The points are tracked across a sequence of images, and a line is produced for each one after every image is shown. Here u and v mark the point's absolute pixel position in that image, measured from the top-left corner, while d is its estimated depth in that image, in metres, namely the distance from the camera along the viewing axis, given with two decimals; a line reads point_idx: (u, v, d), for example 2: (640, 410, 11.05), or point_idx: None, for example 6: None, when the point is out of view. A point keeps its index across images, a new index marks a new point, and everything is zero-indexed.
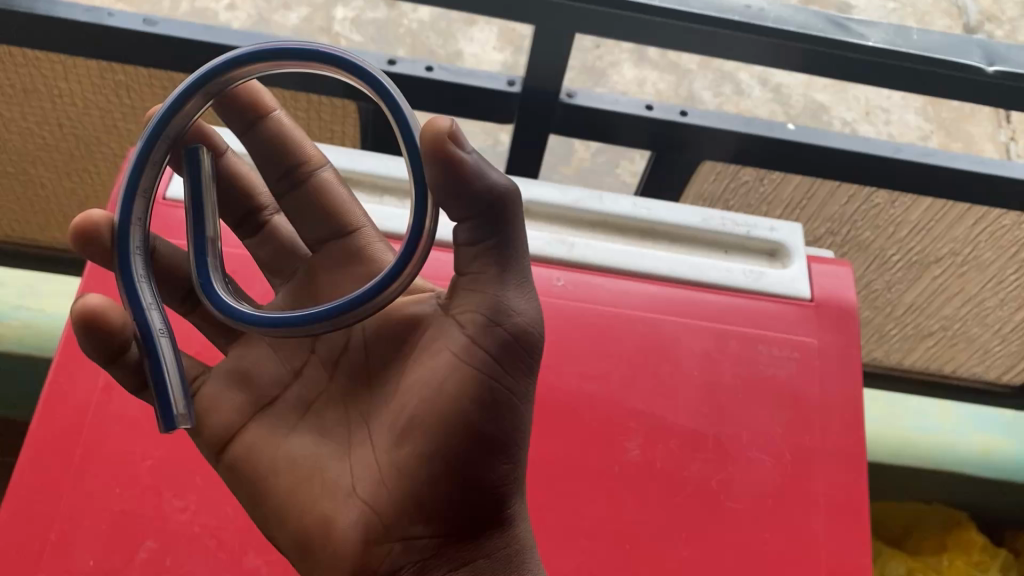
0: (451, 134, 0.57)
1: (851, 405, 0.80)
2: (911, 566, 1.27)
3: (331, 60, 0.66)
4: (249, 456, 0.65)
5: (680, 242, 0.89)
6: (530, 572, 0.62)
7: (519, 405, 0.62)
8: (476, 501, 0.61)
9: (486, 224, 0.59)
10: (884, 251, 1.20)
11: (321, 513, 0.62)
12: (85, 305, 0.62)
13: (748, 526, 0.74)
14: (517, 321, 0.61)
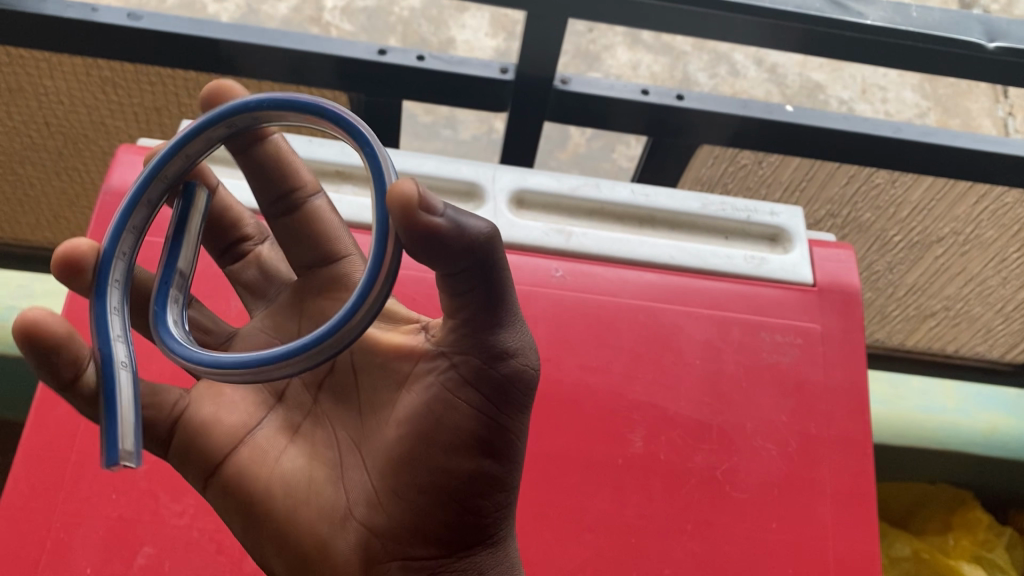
0: (419, 200, 0.47)
1: (856, 390, 0.79)
2: (917, 547, 1.26)
3: (332, 117, 0.57)
4: (241, 478, 0.60)
5: (679, 228, 0.88)
6: None
7: (515, 437, 0.58)
8: (471, 529, 0.58)
9: (470, 278, 0.52)
10: (885, 232, 1.18)
11: (318, 537, 0.59)
12: (30, 317, 0.53)
13: (755, 516, 0.73)
14: (513, 363, 0.56)
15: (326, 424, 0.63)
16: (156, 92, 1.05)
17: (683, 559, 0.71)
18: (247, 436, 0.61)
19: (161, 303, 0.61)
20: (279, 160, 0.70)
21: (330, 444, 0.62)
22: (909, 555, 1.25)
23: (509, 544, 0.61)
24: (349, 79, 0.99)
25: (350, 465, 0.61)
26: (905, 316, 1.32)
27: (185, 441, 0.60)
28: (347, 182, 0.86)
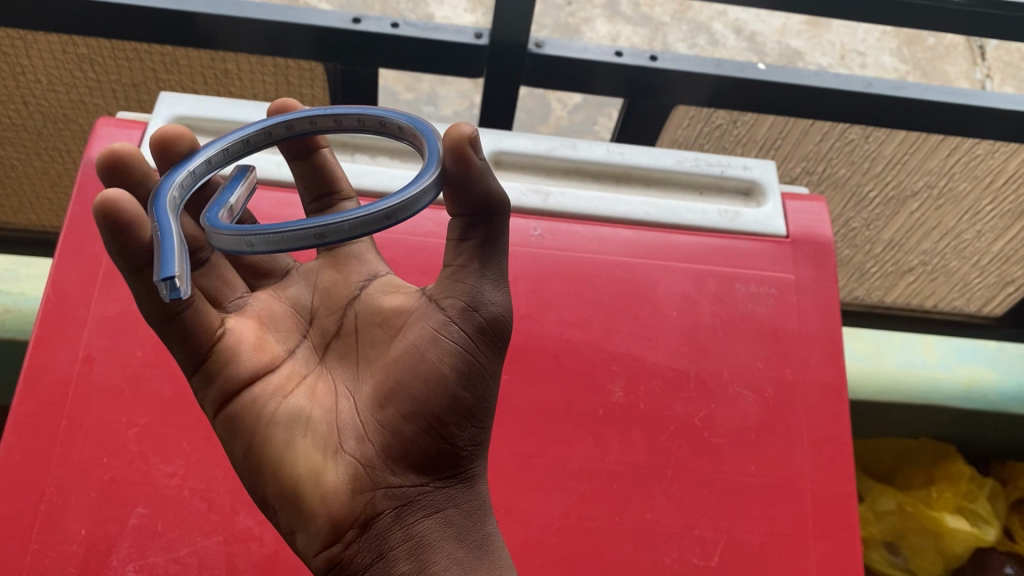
0: (472, 140, 0.56)
1: (830, 337, 0.81)
2: (901, 500, 1.27)
3: (411, 126, 0.64)
4: (253, 406, 0.60)
5: (655, 185, 0.89)
6: (490, 531, 0.62)
7: (490, 379, 0.61)
8: (445, 463, 0.60)
9: (479, 224, 0.59)
10: (860, 188, 1.20)
11: (310, 463, 0.59)
12: (106, 198, 0.57)
13: (733, 460, 0.75)
14: (493, 311, 0.60)
15: (329, 377, 0.65)
16: (134, 68, 1.06)
17: (665, 504, 0.73)
18: (260, 375, 0.62)
19: (211, 212, 0.61)
20: (323, 167, 0.71)
21: (330, 391, 0.64)
22: (894, 509, 1.26)
23: (479, 486, 0.63)
24: (327, 50, 1.00)
25: (346, 407, 0.63)
26: (883, 273, 1.34)
27: (213, 368, 0.60)
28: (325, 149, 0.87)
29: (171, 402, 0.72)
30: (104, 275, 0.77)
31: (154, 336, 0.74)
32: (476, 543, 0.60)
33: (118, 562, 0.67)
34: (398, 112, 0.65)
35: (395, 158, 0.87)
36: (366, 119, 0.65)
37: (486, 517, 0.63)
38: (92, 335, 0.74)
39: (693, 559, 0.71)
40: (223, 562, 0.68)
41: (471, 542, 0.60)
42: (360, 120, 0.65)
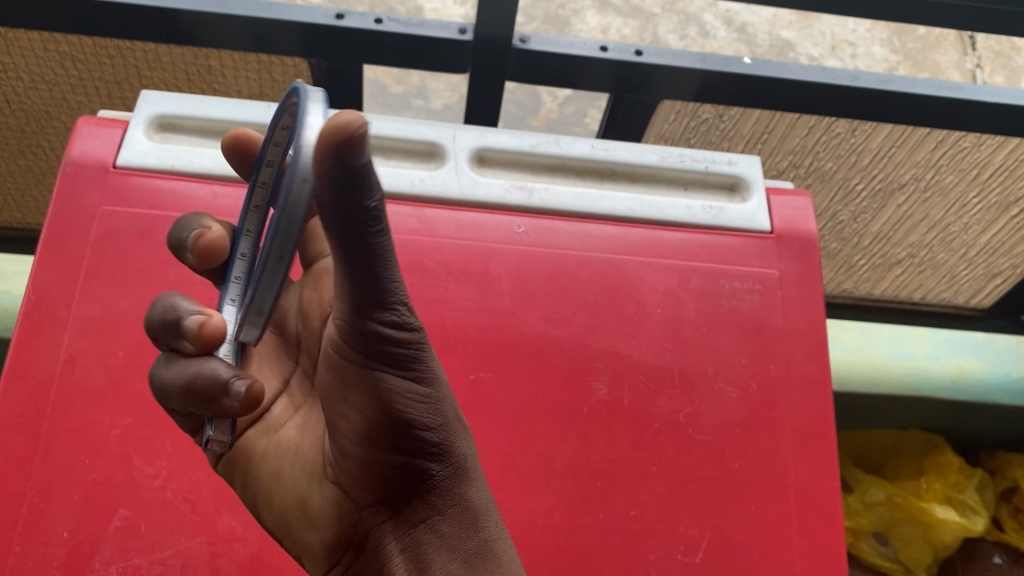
0: (338, 136, 0.39)
1: (814, 332, 0.81)
2: (891, 491, 1.29)
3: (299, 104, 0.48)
4: (247, 448, 0.61)
5: (640, 181, 0.89)
6: (488, 531, 0.60)
7: (424, 380, 0.55)
8: (411, 474, 0.57)
9: (350, 241, 0.43)
10: (847, 181, 1.20)
11: (295, 496, 0.59)
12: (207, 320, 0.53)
13: (717, 456, 0.75)
14: (394, 327, 0.50)
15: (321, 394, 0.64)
16: (116, 65, 1.05)
17: (649, 501, 0.73)
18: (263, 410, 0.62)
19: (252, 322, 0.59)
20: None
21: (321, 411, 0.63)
22: (883, 500, 1.29)
23: (464, 483, 0.59)
24: (311, 46, 0.99)
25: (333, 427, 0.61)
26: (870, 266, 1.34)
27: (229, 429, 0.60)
28: None
29: (153, 403, 0.72)
30: (85, 276, 0.76)
31: (136, 337, 0.74)
32: (474, 549, 0.58)
33: (101, 564, 0.67)
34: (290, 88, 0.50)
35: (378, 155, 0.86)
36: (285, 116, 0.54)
37: (483, 513, 0.60)
38: (73, 336, 0.73)
39: (678, 555, 0.71)
40: (206, 563, 0.68)
41: (465, 546, 0.58)
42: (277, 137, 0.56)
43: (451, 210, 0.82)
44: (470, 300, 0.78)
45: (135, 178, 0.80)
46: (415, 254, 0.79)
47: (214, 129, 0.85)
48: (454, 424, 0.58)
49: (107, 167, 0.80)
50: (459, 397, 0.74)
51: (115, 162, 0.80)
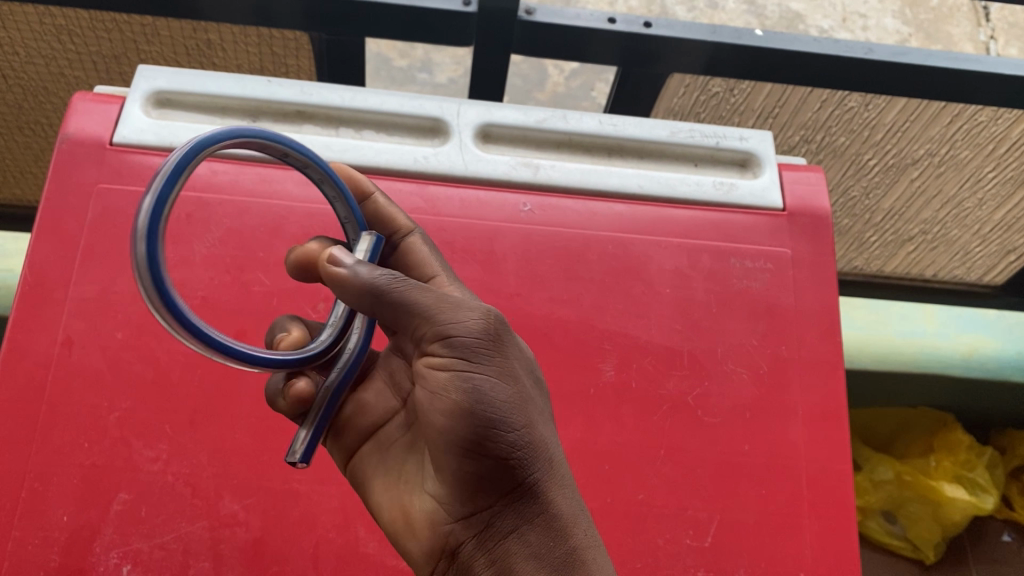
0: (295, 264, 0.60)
1: (826, 313, 0.80)
2: (900, 470, 1.28)
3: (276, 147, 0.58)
4: (361, 464, 0.63)
5: (648, 157, 0.87)
6: (574, 538, 0.56)
7: (501, 390, 0.54)
8: (496, 483, 0.55)
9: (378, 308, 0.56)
10: (860, 155, 1.17)
11: (399, 507, 0.59)
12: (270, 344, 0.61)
13: (726, 438, 0.74)
14: (460, 329, 0.53)
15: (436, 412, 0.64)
16: (114, 39, 1.03)
17: (657, 484, 0.72)
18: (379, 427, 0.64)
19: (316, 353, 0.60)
20: (374, 216, 0.66)
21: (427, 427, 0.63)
22: (892, 478, 1.28)
23: (552, 493, 0.56)
24: (311, 19, 0.97)
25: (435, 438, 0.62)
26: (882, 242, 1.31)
27: (339, 426, 0.64)
28: (310, 122, 0.84)
29: (154, 386, 0.70)
30: (83, 255, 0.74)
31: (135, 318, 0.72)
32: (560, 558, 0.55)
33: (102, 548, 0.66)
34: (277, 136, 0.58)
35: (380, 131, 0.84)
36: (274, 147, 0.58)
37: (574, 524, 0.56)
38: (70, 317, 0.72)
39: (686, 539, 0.70)
40: (208, 547, 0.67)
41: (553, 557, 0.55)
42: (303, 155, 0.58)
43: (456, 187, 0.80)
44: (475, 280, 0.77)
45: (133, 155, 0.78)
46: None
47: (212, 104, 0.83)
48: (540, 431, 0.56)
49: (103, 144, 0.78)
50: None
51: (111, 140, 0.78)
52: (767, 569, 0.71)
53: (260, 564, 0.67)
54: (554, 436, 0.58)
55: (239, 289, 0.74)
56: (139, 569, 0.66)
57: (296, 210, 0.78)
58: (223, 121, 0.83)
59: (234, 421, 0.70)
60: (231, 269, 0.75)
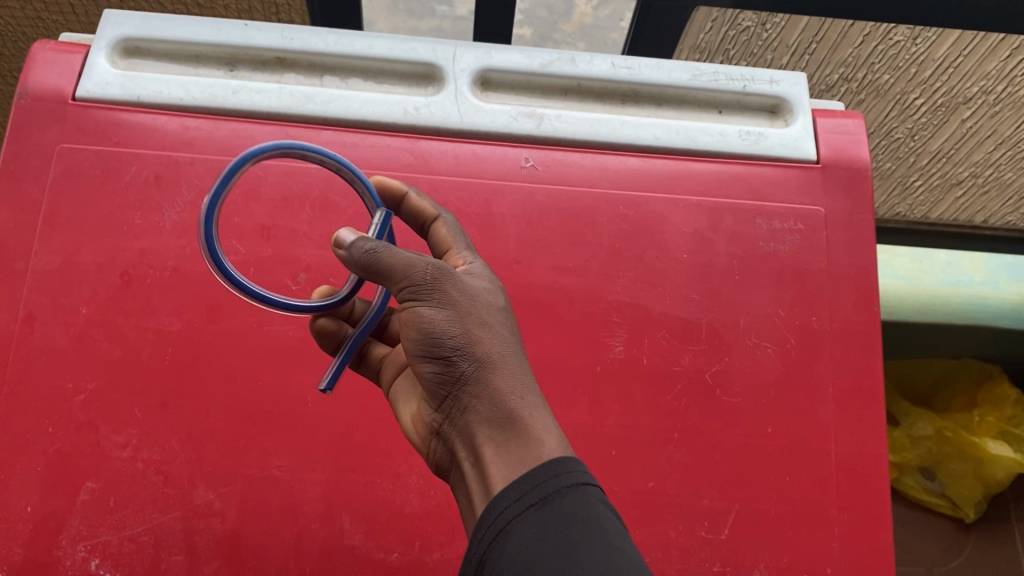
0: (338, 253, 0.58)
1: (861, 279, 0.72)
2: (939, 426, 1.20)
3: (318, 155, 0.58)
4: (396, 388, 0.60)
5: (666, 104, 0.78)
6: (519, 411, 0.47)
7: (432, 296, 0.50)
8: (447, 387, 0.50)
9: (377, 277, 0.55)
10: (905, 95, 1.06)
11: (414, 416, 0.57)
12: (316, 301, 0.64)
13: (746, 420, 0.67)
14: (391, 269, 0.51)
15: None
16: None
17: (670, 470, 0.65)
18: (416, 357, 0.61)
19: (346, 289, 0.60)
20: (410, 214, 0.62)
21: None
22: (931, 434, 1.20)
23: (497, 371, 0.49)
24: None
25: None
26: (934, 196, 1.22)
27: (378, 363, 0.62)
28: (292, 70, 0.76)
29: (123, 365, 0.65)
30: (45, 222, 0.68)
31: (101, 292, 0.67)
32: (502, 426, 0.47)
33: (68, 542, 0.61)
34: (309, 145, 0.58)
35: (369, 80, 0.77)
36: (309, 155, 0.58)
37: (526, 391, 0.48)
38: (31, 290, 0.66)
39: (700, 531, 0.64)
40: (181, 540, 0.62)
41: (495, 416, 0.48)
42: (306, 155, 0.58)
43: (450, 142, 0.73)
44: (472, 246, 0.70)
45: (98, 111, 0.71)
46: None
47: (185, 52, 0.76)
48: (491, 331, 0.50)
49: (65, 100, 0.71)
50: None
51: (73, 95, 0.72)
52: (791, 564, 0.64)
53: (237, 558, 0.62)
54: (516, 337, 0.51)
55: None
56: (108, 563, 0.61)
57: (275, 169, 0.71)
58: (197, 71, 0.75)
59: (210, 402, 0.65)
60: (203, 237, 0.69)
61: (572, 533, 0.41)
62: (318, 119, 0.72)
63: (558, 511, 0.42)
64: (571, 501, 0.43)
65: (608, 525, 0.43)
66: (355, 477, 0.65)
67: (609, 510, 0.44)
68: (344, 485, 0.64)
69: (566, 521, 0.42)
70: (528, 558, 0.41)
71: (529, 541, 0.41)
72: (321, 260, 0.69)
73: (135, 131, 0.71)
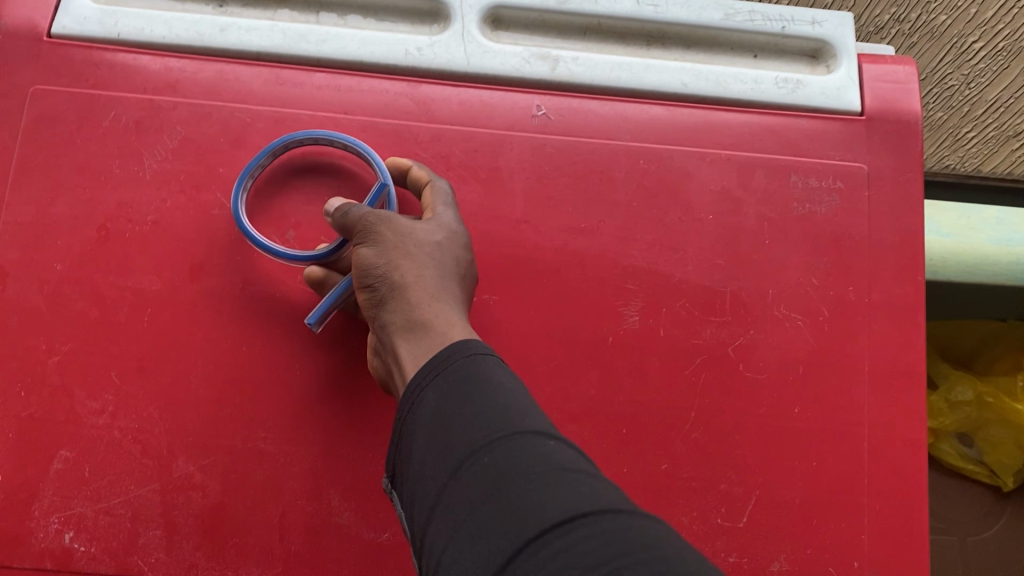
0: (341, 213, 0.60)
1: (904, 245, 0.65)
2: (981, 391, 1.10)
3: (334, 139, 0.62)
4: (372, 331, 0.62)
5: (696, 46, 0.71)
6: (426, 325, 0.53)
7: (361, 232, 0.56)
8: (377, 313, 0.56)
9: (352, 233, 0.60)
10: (964, 37, 0.97)
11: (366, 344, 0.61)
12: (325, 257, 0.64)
13: (771, 398, 0.61)
14: (346, 219, 0.57)
15: None
16: None
17: (685, 452, 0.60)
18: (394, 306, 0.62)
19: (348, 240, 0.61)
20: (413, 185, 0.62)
21: None
22: (971, 400, 1.10)
23: (412, 296, 0.54)
24: None
25: None
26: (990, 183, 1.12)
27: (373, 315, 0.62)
28: (285, 6, 0.69)
29: (99, 327, 0.61)
30: (17, 169, 0.63)
31: (76, 246, 0.62)
32: (410, 337, 0.53)
33: (41, 513, 0.58)
34: (329, 133, 0.62)
35: (368, 16, 0.70)
36: (324, 139, 0.63)
37: (437, 311, 0.54)
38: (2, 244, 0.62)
39: (716, 518, 0.59)
40: (160, 514, 0.58)
41: (403, 319, 0.53)
42: (323, 140, 0.63)
43: (455, 86, 0.66)
44: (475, 203, 0.64)
45: (74, 49, 0.65)
46: (409, 145, 0.65)
47: None
48: (418, 266, 0.55)
49: (39, 36, 0.66)
50: None
51: (48, 32, 0.66)
52: (814, 556, 0.59)
53: (219, 534, 0.58)
54: (446, 272, 0.56)
55: (196, 212, 0.63)
56: (83, 536, 0.58)
57: (263, 115, 0.65)
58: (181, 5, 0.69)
59: (191, 368, 0.61)
60: (186, 188, 0.64)
61: (468, 389, 0.47)
62: (311, 60, 0.66)
63: (458, 373, 0.48)
64: (468, 363, 0.48)
65: (500, 375, 0.48)
66: (345, 451, 0.61)
67: (504, 366, 0.49)
68: (333, 459, 0.60)
69: (465, 382, 0.47)
70: (431, 416, 0.46)
71: (434, 402, 0.47)
72: (311, 216, 0.64)
73: (114, 71, 0.65)
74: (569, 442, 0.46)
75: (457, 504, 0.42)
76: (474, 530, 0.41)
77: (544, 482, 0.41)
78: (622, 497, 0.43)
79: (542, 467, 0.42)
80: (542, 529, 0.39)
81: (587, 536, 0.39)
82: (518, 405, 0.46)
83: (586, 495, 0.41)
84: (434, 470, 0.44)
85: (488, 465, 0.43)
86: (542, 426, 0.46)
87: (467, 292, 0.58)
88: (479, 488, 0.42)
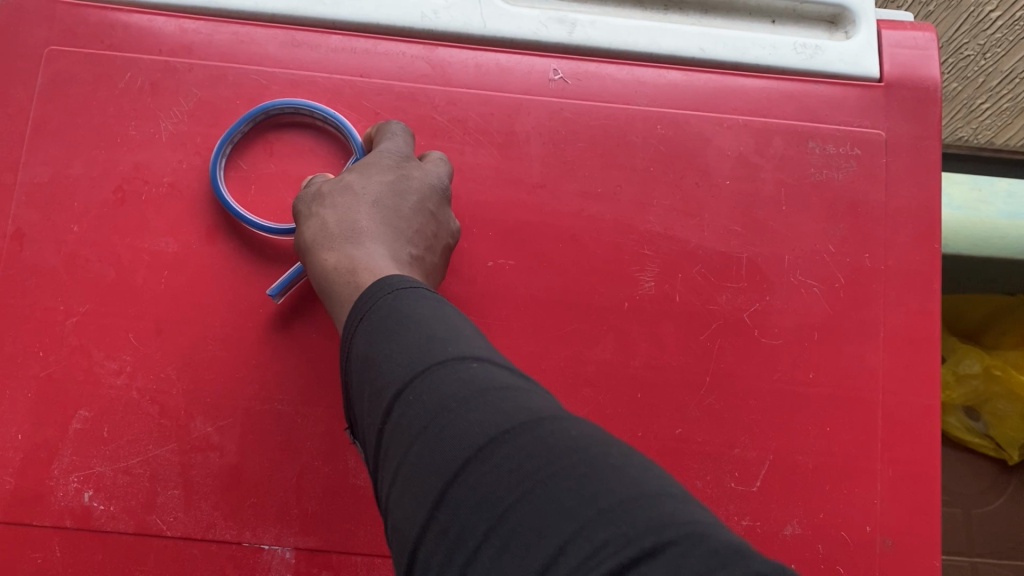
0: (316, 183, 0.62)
1: (921, 213, 0.65)
2: (989, 364, 1.09)
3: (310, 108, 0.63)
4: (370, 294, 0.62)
5: (713, 11, 0.69)
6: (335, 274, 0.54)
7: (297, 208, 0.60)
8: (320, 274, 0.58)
9: None
10: (981, 5, 0.91)
11: None
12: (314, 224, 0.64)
13: (786, 364, 0.62)
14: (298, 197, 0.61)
15: None
16: None
17: (699, 417, 0.60)
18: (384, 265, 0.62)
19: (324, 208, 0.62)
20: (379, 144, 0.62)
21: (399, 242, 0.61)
22: (979, 373, 1.10)
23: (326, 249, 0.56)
24: None
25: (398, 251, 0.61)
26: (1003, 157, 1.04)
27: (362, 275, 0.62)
28: None
29: (116, 288, 0.61)
30: (33, 131, 0.63)
31: (94, 207, 0.62)
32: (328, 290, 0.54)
33: (61, 472, 0.58)
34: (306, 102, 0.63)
35: None
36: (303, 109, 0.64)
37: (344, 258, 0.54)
38: (20, 206, 0.62)
39: (730, 482, 0.60)
40: (178, 473, 0.59)
41: (319, 275, 0.55)
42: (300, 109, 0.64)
43: (472, 50, 0.66)
44: (492, 167, 0.64)
45: (89, 9, 0.65)
46: (424, 108, 0.65)
47: None
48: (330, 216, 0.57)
49: None
50: (474, 290, 0.62)
51: None
52: (827, 520, 0.60)
53: (236, 494, 0.59)
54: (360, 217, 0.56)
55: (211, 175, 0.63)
56: (102, 495, 0.58)
57: (279, 78, 0.65)
58: None
59: (208, 329, 0.61)
60: (202, 150, 0.64)
61: (389, 324, 0.45)
62: (327, 23, 0.66)
63: (380, 312, 0.46)
64: (391, 300, 0.47)
65: (417, 308, 0.45)
66: None
67: (426, 297, 0.46)
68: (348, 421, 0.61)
69: (385, 319, 0.46)
70: (361, 359, 0.45)
71: (362, 344, 0.45)
72: None
73: (129, 32, 0.65)
74: (501, 360, 0.43)
75: (393, 444, 0.40)
76: (406, 469, 0.38)
77: (464, 408, 0.38)
78: (554, 405, 0.40)
79: (464, 393, 0.39)
80: (466, 458, 0.37)
81: (508, 456, 0.36)
82: (442, 333, 0.44)
83: (507, 413, 0.38)
84: (373, 411, 0.43)
85: (413, 399, 0.40)
86: (468, 350, 0.43)
87: (396, 227, 0.57)
88: (406, 422, 0.40)
